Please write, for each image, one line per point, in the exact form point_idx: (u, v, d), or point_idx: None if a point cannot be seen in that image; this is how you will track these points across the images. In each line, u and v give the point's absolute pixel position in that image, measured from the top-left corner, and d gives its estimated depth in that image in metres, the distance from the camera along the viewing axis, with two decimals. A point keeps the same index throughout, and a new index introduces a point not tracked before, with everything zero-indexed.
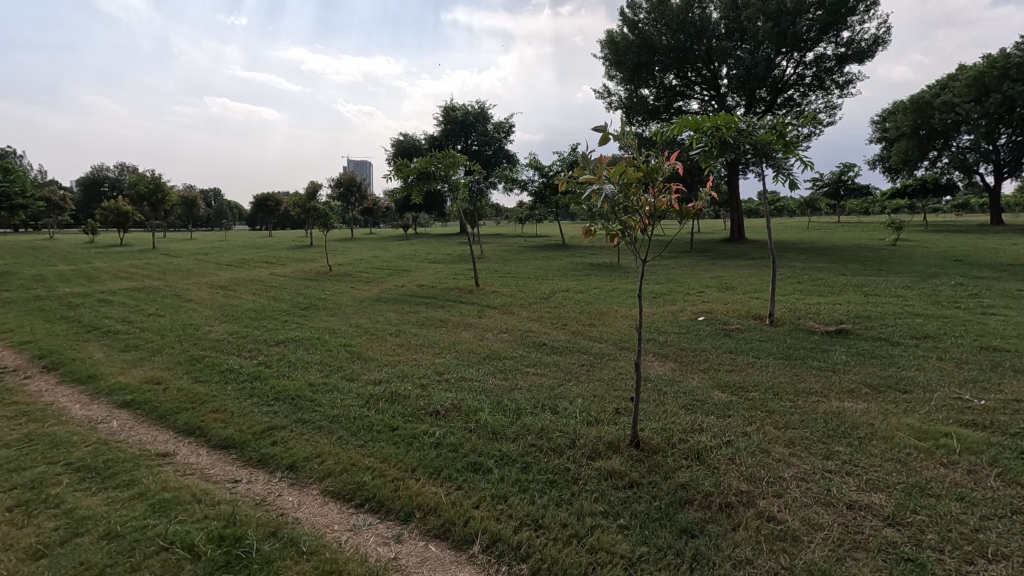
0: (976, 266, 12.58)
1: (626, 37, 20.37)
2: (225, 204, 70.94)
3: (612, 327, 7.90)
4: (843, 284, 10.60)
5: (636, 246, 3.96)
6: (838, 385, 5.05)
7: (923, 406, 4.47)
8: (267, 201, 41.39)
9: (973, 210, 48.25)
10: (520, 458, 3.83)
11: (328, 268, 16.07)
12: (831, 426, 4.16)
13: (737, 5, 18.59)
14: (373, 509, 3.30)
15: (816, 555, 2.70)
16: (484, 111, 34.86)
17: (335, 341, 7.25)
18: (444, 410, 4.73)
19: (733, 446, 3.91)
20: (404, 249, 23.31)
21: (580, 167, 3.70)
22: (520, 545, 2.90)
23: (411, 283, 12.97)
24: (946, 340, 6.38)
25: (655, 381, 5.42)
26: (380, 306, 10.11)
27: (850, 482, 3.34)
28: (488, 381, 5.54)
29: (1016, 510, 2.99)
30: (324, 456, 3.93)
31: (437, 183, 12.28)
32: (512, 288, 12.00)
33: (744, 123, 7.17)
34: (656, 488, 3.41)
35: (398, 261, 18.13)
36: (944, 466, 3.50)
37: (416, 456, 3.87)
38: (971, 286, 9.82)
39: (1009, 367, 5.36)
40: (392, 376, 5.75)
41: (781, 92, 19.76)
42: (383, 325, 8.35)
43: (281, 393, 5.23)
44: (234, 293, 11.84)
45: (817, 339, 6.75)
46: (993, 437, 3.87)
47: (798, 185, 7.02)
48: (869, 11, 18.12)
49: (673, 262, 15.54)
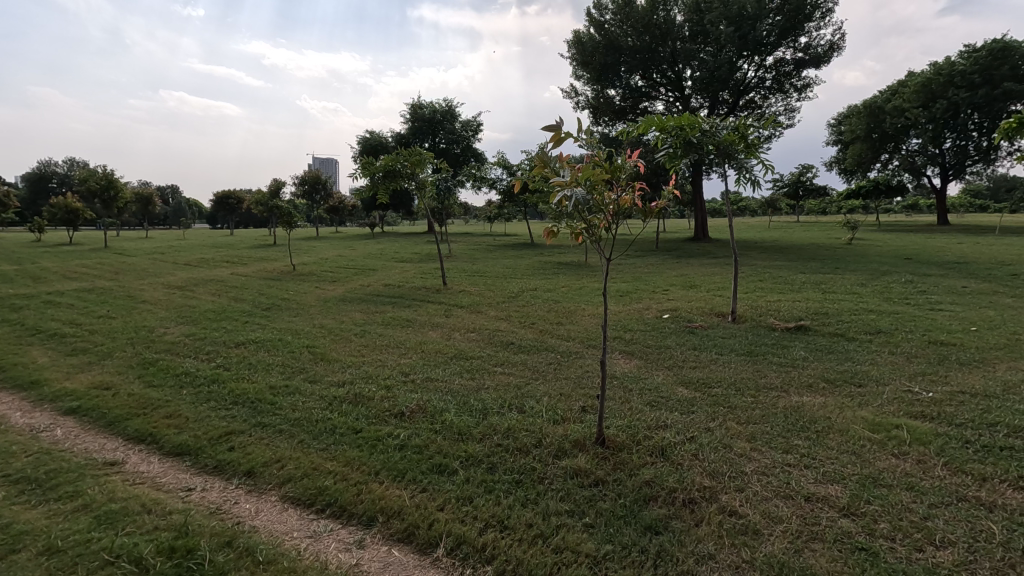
0: (925, 265, 13.08)
1: (592, 38, 20.54)
2: (183, 202, 68.48)
3: (578, 326, 7.91)
4: (802, 282, 10.84)
5: (601, 245, 3.93)
6: (797, 380, 5.17)
7: (876, 399, 4.61)
8: (228, 199, 40.10)
9: (922, 210, 50.52)
10: (487, 458, 3.78)
11: (292, 267, 15.62)
12: (791, 420, 4.23)
13: (701, 8, 18.90)
14: (335, 514, 3.19)
15: (776, 547, 2.73)
16: (451, 109, 34.60)
17: (298, 343, 7.04)
18: (410, 412, 4.62)
19: (696, 441, 3.94)
20: (369, 248, 22.88)
21: (541, 165, 3.63)
22: (484, 547, 2.84)
23: (377, 282, 12.73)
24: (897, 335, 6.62)
25: (620, 379, 5.44)
26: (344, 306, 9.85)
27: (808, 475, 3.40)
28: (455, 381, 5.46)
29: (962, 498, 3.09)
30: (285, 461, 3.79)
31: (403, 181, 12.10)
32: (480, 287, 11.91)
33: (707, 123, 7.25)
34: (622, 486, 3.40)
35: (364, 261, 17.80)
36: (895, 457, 3.60)
37: (380, 458, 3.77)
38: (920, 284, 10.22)
39: (954, 361, 5.59)
40: (357, 377, 5.62)
41: (742, 94, 20.19)
42: (348, 325, 8.14)
43: (241, 396, 5.04)
44: (193, 293, 11.41)
45: (777, 335, 6.90)
46: (940, 428, 4.00)
47: (759, 186, 7.16)
48: (826, 17, 18.71)
49: (638, 261, 15.67)
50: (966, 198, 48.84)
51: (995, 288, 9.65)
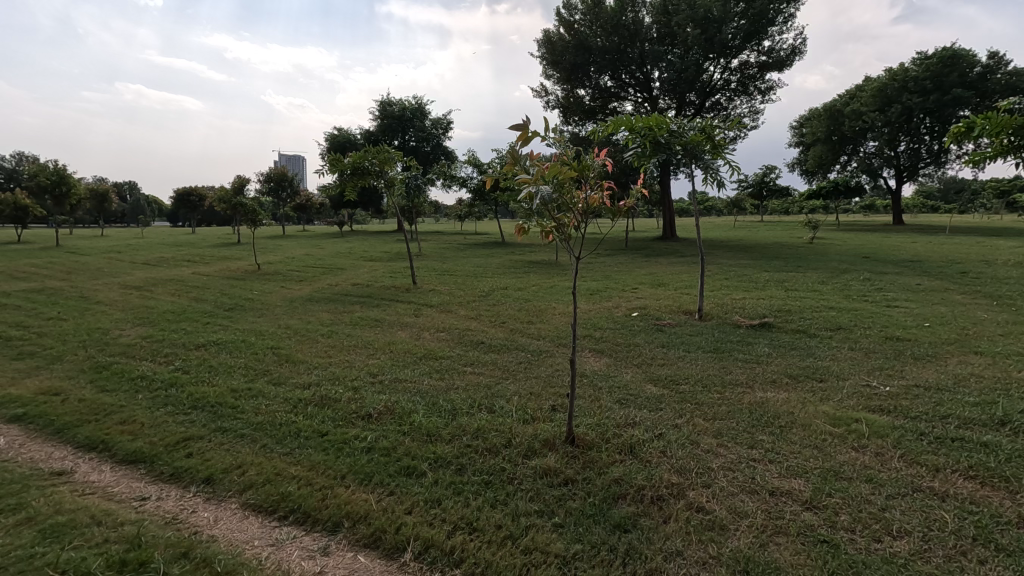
0: (882, 263, 13.50)
1: (562, 38, 20.59)
2: (142, 200, 66.05)
3: (548, 324, 7.90)
4: (765, 280, 11.07)
5: (570, 243, 3.87)
6: (761, 376, 5.25)
7: (837, 393, 4.72)
8: (189, 196, 38.64)
9: (878, 210, 52.38)
10: (456, 460, 3.69)
11: (257, 266, 15.16)
12: (756, 416, 4.28)
13: (669, 10, 19.18)
14: (299, 520, 3.06)
15: (742, 542, 2.73)
16: (421, 107, 34.26)
17: (262, 344, 6.82)
18: (377, 413, 4.51)
19: (664, 439, 3.94)
20: (336, 247, 22.44)
21: (511, 163, 3.54)
22: (453, 550, 2.76)
23: (345, 282, 12.47)
24: (856, 331, 6.79)
25: (590, 376, 5.44)
26: (310, 306, 9.60)
27: (773, 470, 3.43)
28: (424, 382, 5.36)
29: (918, 488, 3.16)
30: (246, 466, 3.62)
31: (371, 179, 11.85)
32: (450, 286, 11.78)
33: (675, 124, 7.30)
34: (591, 484, 3.37)
35: (332, 260, 17.44)
36: (854, 450, 3.67)
37: (346, 462, 3.65)
38: (877, 281, 10.55)
39: (910, 355, 5.77)
40: (323, 378, 5.46)
41: (709, 96, 20.52)
42: (314, 326, 7.93)
43: (200, 400, 4.83)
44: (151, 293, 10.97)
45: (742, 332, 7.01)
46: (897, 421, 4.10)
47: (725, 185, 7.27)
48: (788, 22, 19.20)
49: (608, 260, 15.78)
50: (919, 199, 50.78)
51: (946, 285, 10.03)
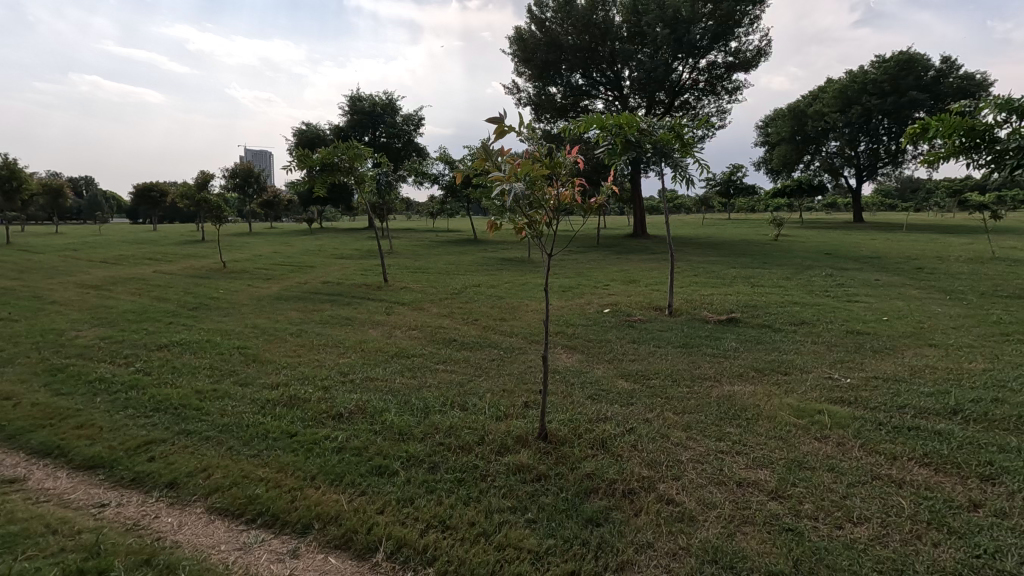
0: (843, 259, 13.92)
1: (534, 35, 20.60)
2: (99, 195, 63.43)
3: (521, 321, 7.90)
4: (732, 276, 11.32)
5: (542, 241, 3.88)
6: (729, 369, 5.36)
7: (801, 386, 4.86)
8: (150, 191, 37.29)
9: (839, 209, 54.04)
10: (428, 458, 3.67)
11: (223, 264, 14.77)
12: (723, 409, 4.37)
13: (638, 10, 19.38)
14: (267, 523, 3.00)
15: (711, 532, 2.79)
16: (392, 102, 33.79)
17: (229, 344, 6.64)
18: (348, 413, 4.44)
19: (635, 433, 3.99)
20: (306, 245, 22.02)
21: (482, 158, 3.51)
22: (426, 549, 2.74)
23: (315, 280, 12.25)
24: (819, 325, 7.00)
25: (562, 373, 5.48)
26: (278, 305, 9.40)
27: (740, 461, 3.51)
28: (396, 380, 5.30)
29: (877, 476, 3.27)
30: (212, 469, 3.53)
31: (341, 176, 11.63)
32: (422, 284, 11.68)
33: (645, 123, 7.37)
34: (563, 479, 3.39)
35: (301, 257, 17.09)
36: (818, 441, 3.78)
37: (316, 462, 3.59)
38: (839, 277, 10.90)
39: (869, 348, 5.98)
40: (292, 378, 5.35)
41: (678, 95, 20.82)
42: (283, 324, 7.77)
43: (163, 403, 4.67)
44: (110, 293, 10.56)
45: (710, 327, 7.15)
46: (858, 411, 4.24)
47: (694, 184, 7.40)
48: (753, 24, 19.63)
49: (580, 257, 15.88)
50: (878, 197, 52.56)
51: (903, 280, 10.44)
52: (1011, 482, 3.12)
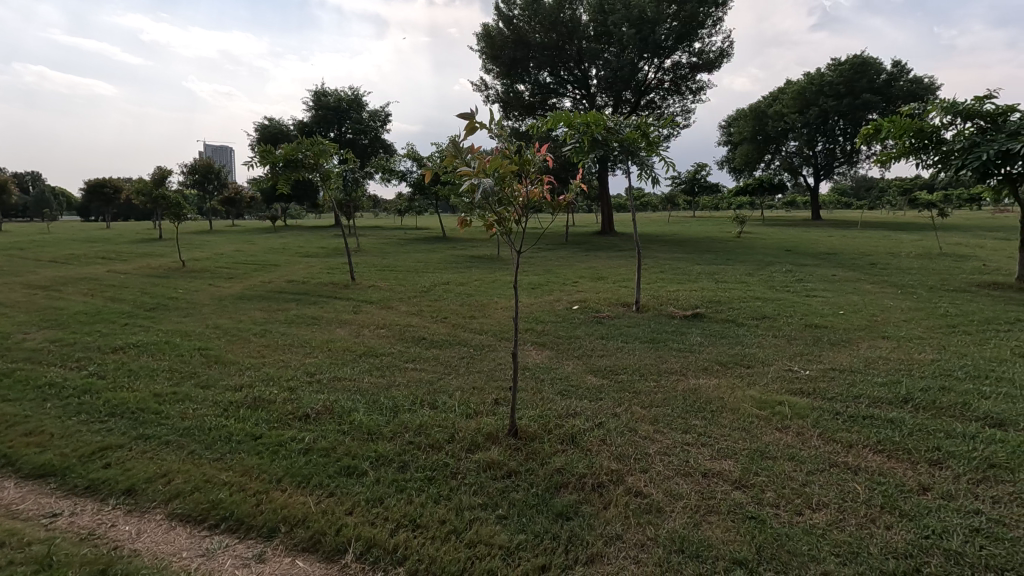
0: (802, 256, 14.38)
1: (501, 32, 20.57)
2: (47, 191, 60.50)
3: (491, 319, 7.89)
4: (697, 273, 11.56)
5: (511, 238, 3.88)
6: (694, 364, 5.48)
7: (763, 378, 5.01)
8: (102, 188, 35.71)
9: (798, 207, 55.74)
10: (398, 458, 3.64)
11: (182, 263, 14.27)
12: (689, 402, 4.47)
13: (604, 9, 19.57)
14: (231, 528, 2.92)
15: (677, 523, 2.85)
16: (358, 98, 33.22)
17: (189, 345, 6.44)
18: (315, 413, 4.36)
19: (604, 427, 4.05)
20: (270, 243, 21.47)
21: (451, 155, 3.49)
22: (396, 549, 2.72)
23: (279, 279, 11.97)
24: (780, 319, 7.23)
25: (532, 369, 5.50)
26: (241, 304, 9.16)
27: (705, 452, 3.60)
28: (364, 379, 5.23)
29: (834, 464, 3.40)
30: (173, 474, 3.42)
31: (305, 172, 11.37)
32: (390, 282, 11.54)
33: (611, 121, 7.45)
34: (533, 475, 3.41)
35: (265, 256, 16.67)
36: (779, 431, 3.91)
37: (282, 465, 3.52)
38: (798, 273, 11.26)
39: (827, 341, 6.20)
40: (257, 379, 5.22)
41: (644, 94, 21.13)
42: (247, 324, 7.57)
43: (119, 407, 4.49)
44: (60, 294, 10.09)
45: (676, 323, 7.30)
46: (815, 402, 4.40)
47: (660, 182, 7.53)
48: (716, 26, 20.07)
49: (549, 254, 15.94)
50: (835, 195, 54.46)
51: (858, 275, 10.86)
52: (957, 466, 3.29)
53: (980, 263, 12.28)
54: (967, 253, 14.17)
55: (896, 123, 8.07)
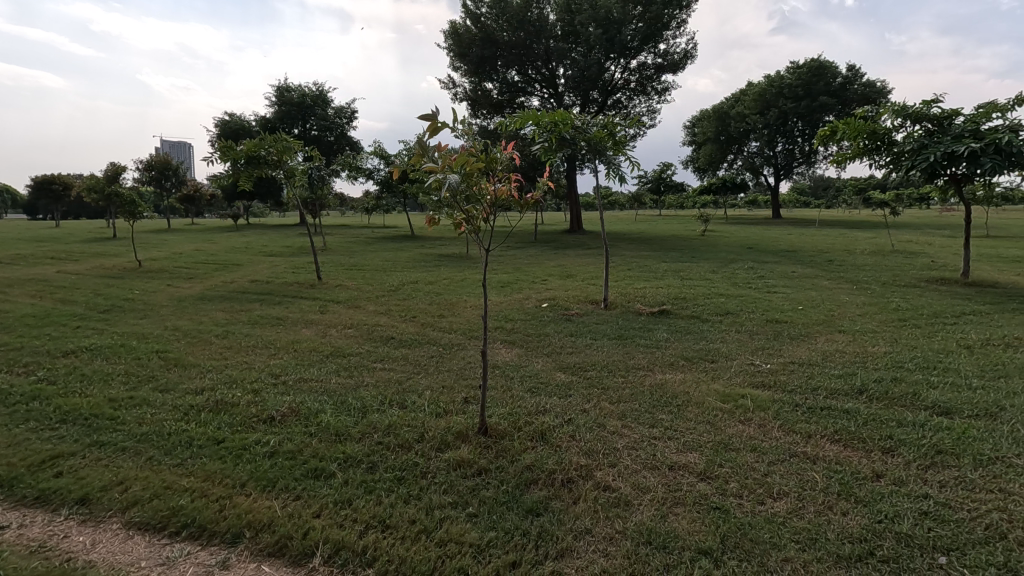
0: (764, 253, 14.79)
1: (469, 30, 20.48)
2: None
3: (460, 318, 7.87)
4: (664, 270, 11.77)
5: (479, 236, 3.87)
6: (661, 359, 5.59)
7: (726, 372, 5.16)
8: (51, 185, 34.07)
9: (760, 206, 57.28)
10: (366, 458, 3.60)
11: (138, 263, 13.75)
12: (656, 397, 4.56)
13: (571, 9, 19.74)
14: (193, 535, 2.84)
15: (645, 515, 2.91)
16: (323, 94, 32.61)
17: (146, 348, 6.22)
18: (281, 415, 4.28)
19: (573, 423, 4.09)
20: (231, 242, 20.86)
21: (418, 154, 3.47)
22: (365, 550, 2.70)
23: (242, 279, 11.66)
24: (742, 315, 7.43)
25: (502, 367, 5.52)
26: (201, 305, 8.89)
27: (671, 446, 3.68)
28: (331, 380, 5.15)
29: (794, 454, 3.53)
30: (130, 481, 3.30)
31: (269, 170, 11.10)
32: (357, 281, 11.38)
33: (579, 121, 7.50)
34: (504, 472, 3.43)
35: (226, 255, 16.21)
36: (741, 423, 4.03)
37: (247, 469, 3.44)
38: (759, 270, 11.59)
39: (787, 335, 6.41)
40: (219, 382, 5.08)
41: (610, 94, 21.37)
42: (207, 326, 7.36)
43: (71, 414, 4.31)
44: (6, 296, 9.60)
45: (643, 319, 7.42)
46: (776, 395, 4.54)
47: (627, 181, 7.65)
48: (680, 28, 20.45)
49: (518, 253, 15.98)
50: (794, 195, 56.21)
51: (816, 272, 11.25)
52: (907, 453, 3.46)
53: (928, 260, 12.88)
54: (916, 250, 14.80)
55: (850, 124, 8.41)
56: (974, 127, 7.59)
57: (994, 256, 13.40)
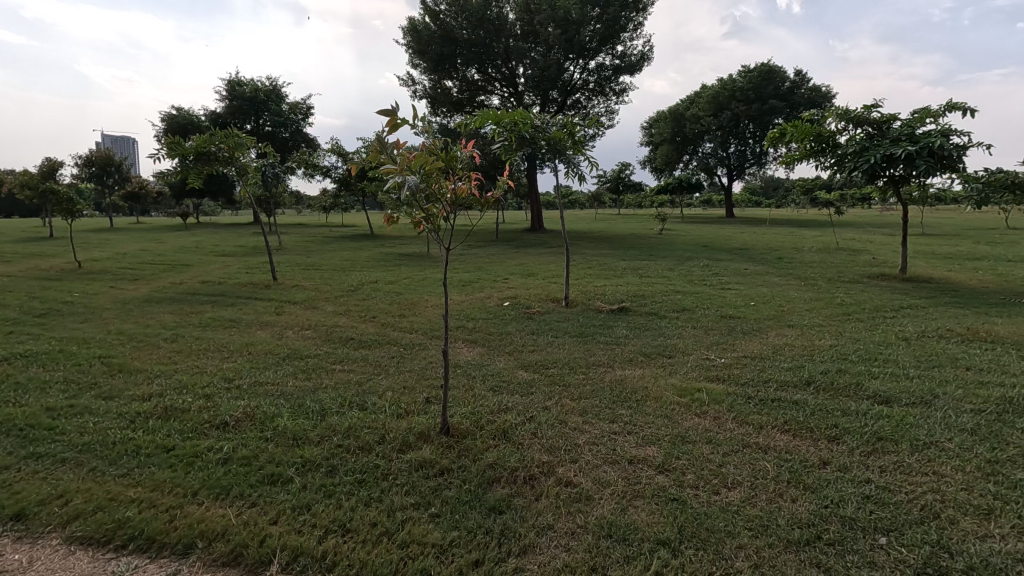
0: (718, 251, 15.25)
1: (428, 27, 20.29)
2: None
3: (420, 317, 7.81)
4: (623, 268, 11.99)
5: (440, 235, 3.84)
6: (620, 356, 5.69)
7: (683, 367, 5.30)
8: None
9: (714, 206, 58.97)
10: (326, 462, 3.53)
11: (78, 264, 13.02)
12: (615, 393, 4.64)
13: (530, 9, 19.82)
14: (141, 547, 2.72)
15: (606, 509, 2.96)
16: (277, 89, 31.67)
17: (87, 353, 5.91)
18: (235, 421, 4.14)
19: (535, 421, 4.12)
20: (181, 241, 20.04)
21: (377, 151, 3.42)
22: (325, 555, 2.65)
23: (192, 280, 11.22)
24: (697, 312, 7.64)
25: (464, 366, 5.51)
26: (148, 308, 8.51)
27: (631, 440, 3.76)
28: (288, 383, 5.03)
29: (747, 444, 3.66)
30: (72, 494, 3.13)
31: (220, 166, 10.70)
32: (315, 281, 11.13)
33: (539, 120, 7.52)
34: (466, 471, 3.42)
35: (176, 255, 15.55)
36: (697, 416, 4.15)
37: (199, 477, 3.31)
38: (714, 267, 11.95)
39: (740, 330, 6.64)
40: (168, 388, 4.87)
41: (570, 94, 21.57)
42: (154, 329, 7.05)
43: (2, 425, 4.04)
44: None
45: (603, 317, 7.54)
46: (730, 388, 4.70)
47: (586, 180, 7.75)
48: (637, 30, 20.83)
49: (479, 251, 15.94)
50: (746, 195, 58.13)
51: (767, 269, 11.67)
52: (851, 441, 3.64)
53: (870, 257, 13.55)
54: (859, 248, 15.53)
55: (798, 127, 8.76)
56: (909, 131, 8.05)
57: (928, 253, 14.25)
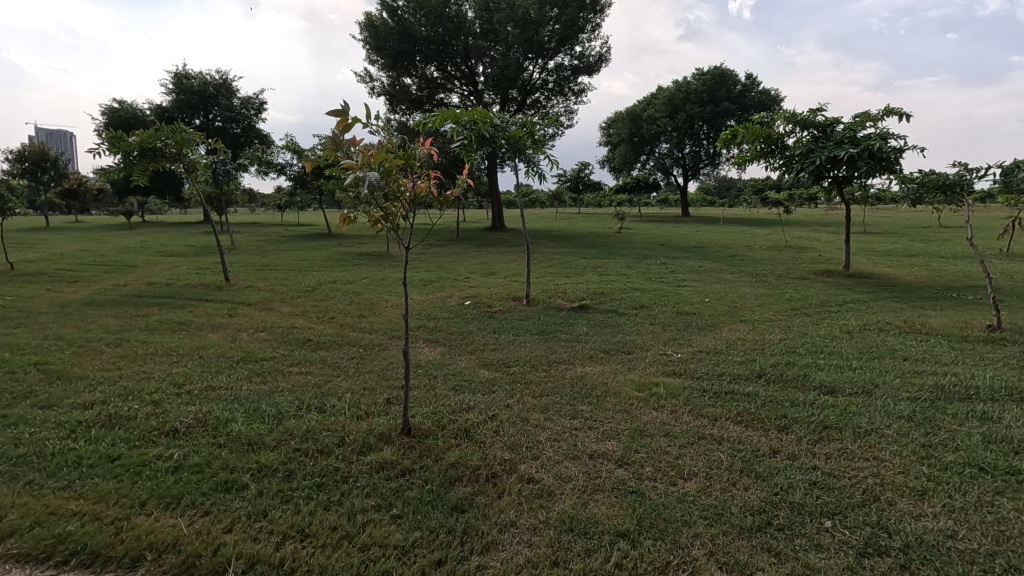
0: (675, 249, 15.62)
1: (385, 23, 20.01)
2: None
3: (380, 317, 7.71)
4: (583, 266, 12.12)
5: (398, 234, 3.81)
6: (581, 353, 5.77)
7: (641, 363, 5.42)
8: None
9: (671, 205, 60.32)
10: (283, 467, 3.45)
11: (11, 266, 12.24)
12: (576, 389, 4.71)
13: (489, 7, 19.78)
14: (85, 562, 2.60)
15: (567, 504, 3.01)
16: (227, 83, 30.57)
17: (22, 361, 5.57)
18: (186, 427, 3.99)
19: (496, 419, 4.14)
20: (124, 241, 19.08)
21: (332, 148, 3.37)
22: (283, 562, 2.59)
23: (138, 282, 10.73)
24: (654, 308, 7.82)
25: (425, 366, 5.48)
26: (89, 311, 8.09)
27: (591, 435, 3.83)
28: (242, 387, 4.88)
29: (702, 436, 3.78)
30: (5, 510, 2.95)
31: (167, 163, 10.26)
32: (270, 282, 10.81)
33: (498, 119, 7.54)
34: (428, 471, 3.41)
35: (119, 256, 14.83)
36: (655, 411, 4.25)
37: (147, 486, 3.18)
38: (671, 265, 12.24)
39: (695, 326, 6.83)
40: (112, 395, 4.65)
41: (529, 94, 21.66)
42: (97, 334, 6.71)
43: None
44: None
45: (564, 315, 7.61)
46: (686, 382, 4.84)
47: (546, 179, 7.83)
48: (595, 31, 21.09)
49: (440, 250, 15.83)
50: (701, 194, 59.71)
51: (721, 266, 12.03)
52: (800, 430, 3.81)
53: (817, 254, 14.13)
54: (806, 246, 16.18)
55: (748, 130, 9.08)
56: (851, 134, 8.47)
57: (869, 250, 15.01)
